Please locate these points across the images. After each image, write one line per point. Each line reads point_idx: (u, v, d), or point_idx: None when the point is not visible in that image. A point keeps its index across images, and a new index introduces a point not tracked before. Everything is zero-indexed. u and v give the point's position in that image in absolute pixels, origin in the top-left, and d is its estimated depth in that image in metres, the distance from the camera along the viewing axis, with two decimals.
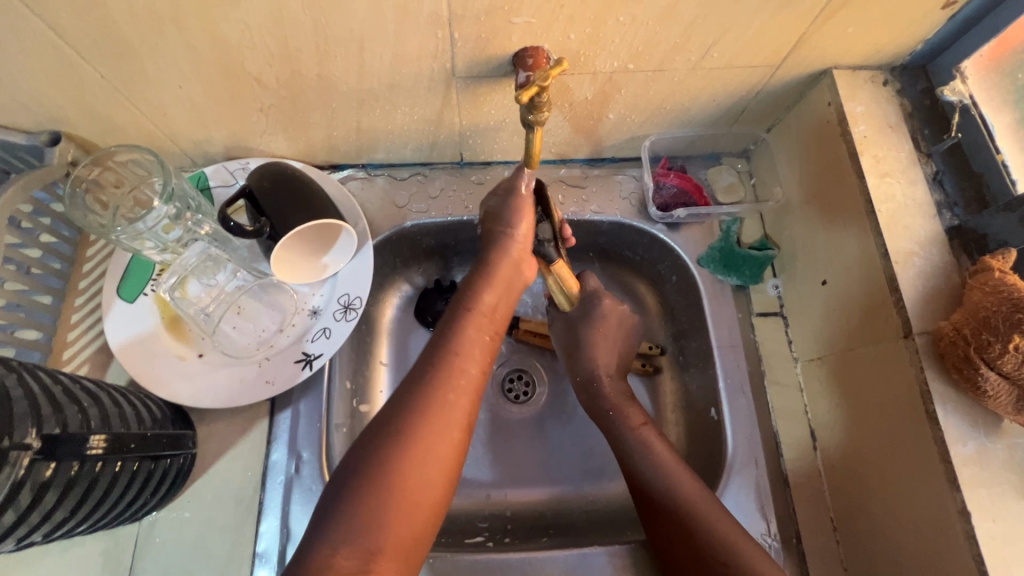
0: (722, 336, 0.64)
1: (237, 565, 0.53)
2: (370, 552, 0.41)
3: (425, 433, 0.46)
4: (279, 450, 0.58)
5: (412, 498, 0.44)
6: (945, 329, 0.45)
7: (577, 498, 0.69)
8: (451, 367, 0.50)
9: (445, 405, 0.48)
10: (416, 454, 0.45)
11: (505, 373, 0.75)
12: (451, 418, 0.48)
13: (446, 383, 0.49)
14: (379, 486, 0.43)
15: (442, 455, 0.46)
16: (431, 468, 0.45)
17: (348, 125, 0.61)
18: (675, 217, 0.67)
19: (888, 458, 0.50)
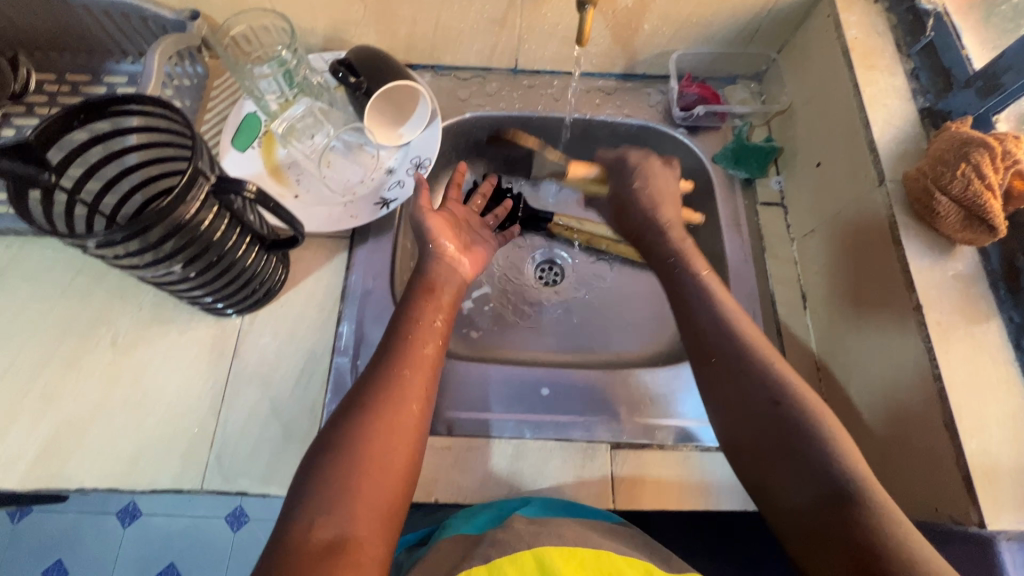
0: (730, 218, 0.75)
1: (320, 355, 0.65)
2: (339, 522, 0.44)
3: (381, 407, 0.51)
4: (357, 275, 0.69)
5: (372, 463, 0.48)
6: (910, 172, 0.56)
7: (598, 359, 0.79)
8: (407, 355, 0.55)
9: (396, 388, 0.52)
10: (374, 427, 0.49)
11: (538, 263, 0.87)
12: (408, 394, 0.53)
13: (398, 362, 0.54)
14: (345, 454, 0.48)
15: (404, 424, 0.51)
16: (390, 442, 0.50)
17: (428, 21, 0.74)
18: (694, 116, 0.79)
19: (875, 330, 0.58)
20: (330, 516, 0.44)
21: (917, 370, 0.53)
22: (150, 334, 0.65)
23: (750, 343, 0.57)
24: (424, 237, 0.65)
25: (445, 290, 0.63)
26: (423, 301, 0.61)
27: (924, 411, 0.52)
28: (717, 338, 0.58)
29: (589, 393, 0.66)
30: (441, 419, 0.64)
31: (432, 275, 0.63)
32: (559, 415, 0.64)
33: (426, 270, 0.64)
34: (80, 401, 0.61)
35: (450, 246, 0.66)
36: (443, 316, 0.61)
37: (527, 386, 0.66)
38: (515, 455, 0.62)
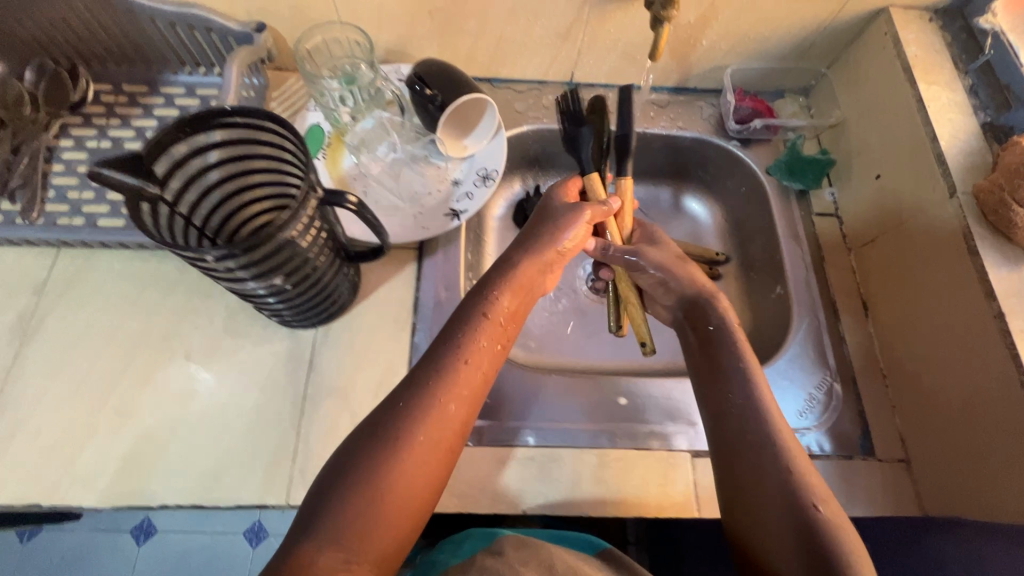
0: (788, 228, 0.77)
1: (397, 366, 0.64)
2: (355, 538, 0.42)
3: (422, 429, 0.47)
4: (428, 286, 0.69)
5: (396, 484, 0.45)
6: (984, 185, 0.58)
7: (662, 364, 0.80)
8: (451, 381, 0.50)
9: (438, 415, 0.49)
10: (401, 450, 0.46)
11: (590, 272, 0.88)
12: (446, 422, 0.49)
13: (448, 393, 0.50)
14: (377, 455, 0.46)
15: (433, 457, 0.47)
16: (421, 465, 0.47)
17: (492, 36, 0.75)
18: (749, 130, 0.80)
19: (948, 324, 0.61)
20: (347, 529, 0.42)
21: (996, 376, 0.55)
22: (224, 346, 0.64)
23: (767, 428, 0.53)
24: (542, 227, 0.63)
25: (511, 295, 0.58)
26: (479, 315, 0.55)
27: (1008, 416, 0.54)
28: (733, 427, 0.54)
29: (664, 401, 0.67)
30: (523, 429, 0.64)
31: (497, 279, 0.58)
32: (638, 423, 0.65)
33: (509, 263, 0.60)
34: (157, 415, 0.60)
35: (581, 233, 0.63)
36: (500, 338, 0.56)
37: (605, 395, 0.67)
38: (598, 464, 0.62)
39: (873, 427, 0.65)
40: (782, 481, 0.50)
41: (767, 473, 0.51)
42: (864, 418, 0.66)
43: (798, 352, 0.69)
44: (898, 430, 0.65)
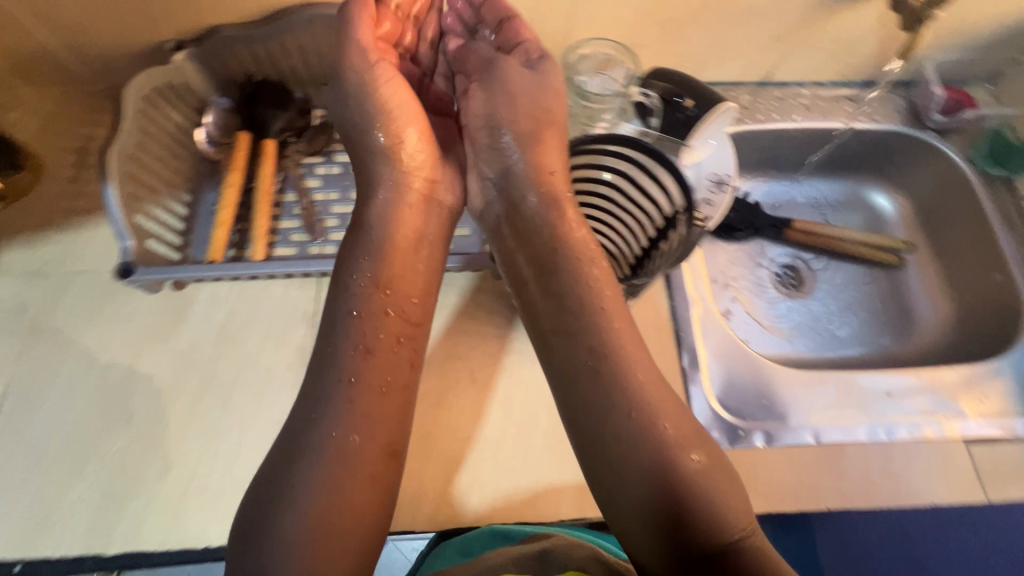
0: (1000, 213, 0.79)
1: (672, 378, 0.66)
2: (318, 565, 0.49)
3: (332, 470, 0.53)
4: (678, 292, 0.71)
5: (330, 528, 0.51)
6: None
7: (862, 351, 0.85)
8: (333, 410, 0.55)
9: (341, 450, 0.54)
10: (326, 480, 0.52)
11: (775, 268, 0.91)
12: (342, 465, 0.53)
13: (351, 425, 0.55)
14: (346, 512, 0.52)
15: (363, 496, 0.53)
16: (357, 488, 0.53)
17: (711, 39, 0.75)
18: (950, 121, 0.82)
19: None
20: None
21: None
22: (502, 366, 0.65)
23: (651, 415, 0.56)
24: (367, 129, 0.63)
25: (403, 280, 0.62)
26: (381, 253, 0.62)
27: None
28: (634, 426, 0.56)
29: (920, 395, 0.69)
30: (802, 427, 0.65)
31: (394, 223, 0.63)
32: (906, 417, 0.67)
33: (363, 227, 0.62)
34: (458, 437, 0.62)
35: (415, 137, 0.64)
36: (415, 303, 0.62)
37: (866, 390, 0.69)
38: (887, 457, 0.63)
39: None
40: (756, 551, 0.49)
41: (632, 443, 0.55)
42: None
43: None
44: None
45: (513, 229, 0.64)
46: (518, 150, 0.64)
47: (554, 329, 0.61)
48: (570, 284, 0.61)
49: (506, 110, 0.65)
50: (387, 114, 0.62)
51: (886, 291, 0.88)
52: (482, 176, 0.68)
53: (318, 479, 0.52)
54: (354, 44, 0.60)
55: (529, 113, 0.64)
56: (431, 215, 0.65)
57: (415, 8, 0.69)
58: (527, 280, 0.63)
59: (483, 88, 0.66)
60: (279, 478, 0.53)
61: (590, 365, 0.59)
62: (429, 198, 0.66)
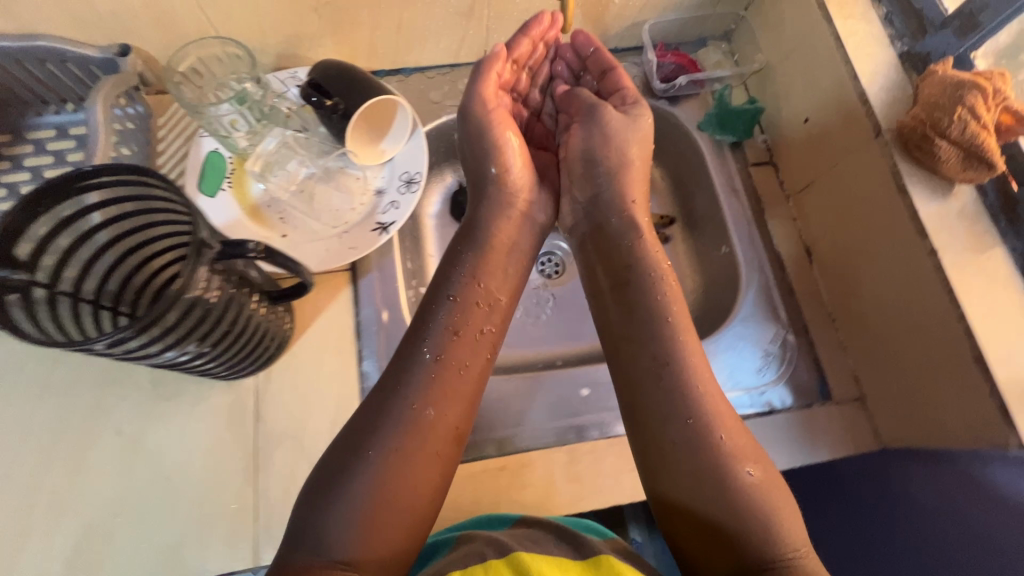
0: (725, 183, 0.76)
1: (348, 402, 0.62)
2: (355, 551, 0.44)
3: (414, 440, 0.50)
4: (367, 307, 0.66)
5: (402, 493, 0.47)
6: (906, 121, 0.57)
7: None
8: (437, 381, 0.53)
9: (419, 422, 0.51)
10: (426, 454, 0.50)
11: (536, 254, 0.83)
12: (443, 423, 0.52)
13: (427, 397, 0.52)
14: (400, 484, 0.48)
15: (432, 469, 0.50)
16: (424, 465, 0.49)
17: (390, 22, 0.68)
18: (675, 88, 0.77)
19: (893, 263, 0.60)
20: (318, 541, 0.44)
21: (943, 318, 0.55)
22: (156, 414, 0.59)
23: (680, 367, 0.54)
24: (483, 160, 0.65)
25: (493, 275, 0.61)
26: (477, 251, 0.62)
27: (952, 346, 0.54)
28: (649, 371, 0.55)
29: None
30: (490, 440, 0.63)
31: (492, 228, 0.63)
32: (606, 412, 0.64)
33: (474, 229, 0.64)
34: (94, 499, 0.56)
35: (516, 140, 0.65)
36: (488, 301, 0.60)
37: (568, 389, 0.65)
38: (570, 460, 0.60)
39: (828, 371, 0.67)
40: (761, 524, 0.47)
41: (670, 395, 0.53)
42: (818, 365, 0.67)
43: (747, 314, 0.69)
44: (852, 370, 0.67)
45: (597, 248, 0.64)
46: (610, 181, 0.65)
47: (618, 323, 0.59)
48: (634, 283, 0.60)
49: (586, 146, 0.66)
50: (492, 120, 0.64)
51: None
52: (573, 198, 0.68)
53: (403, 429, 0.50)
54: (477, 94, 0.64)
55: (634, 144, 0.65)
56: (534, 209, 0.67)
57: (533, 59, 0.69)
58: (625, 282, 0.61)
59: (584, 129, 0.66)
60: (356, 442, 0.49)
61: (641, 342, 0.57)
62: (525, 217, 0.66)
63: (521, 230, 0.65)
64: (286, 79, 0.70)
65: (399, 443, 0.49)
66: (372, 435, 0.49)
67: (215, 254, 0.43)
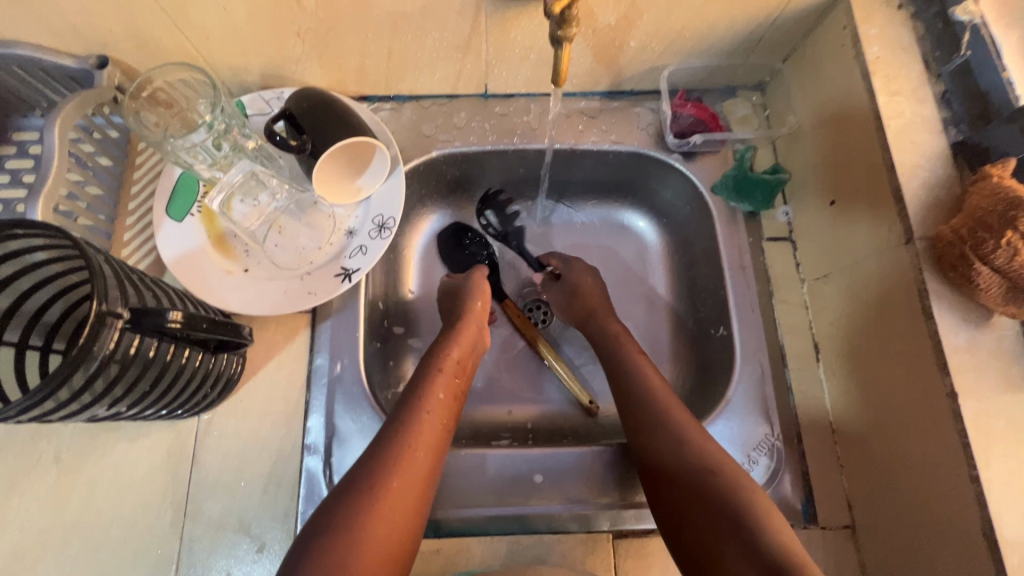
0: (734, 257, 0.67)
1: (287, 456, 0.59)
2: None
3: (394, 463, 0.50)
4: (322, 356, 0.62)
5: (385, 507, 0.47)
6: (945, 232, 0.48)
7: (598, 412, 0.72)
8: (409, 429, 0.52)
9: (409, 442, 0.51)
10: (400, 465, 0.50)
11: (525, 303, 0.77)
12: (416, 459, 0.51)
13: (413, 426, 0.53)
14: (397, 501, 0.48)
15: (417, 485, 0.50)
16: (409, 484, 0.49)
17: (380, 50, 0.63)
18: (692, 144, 0.69)
19: (879, 367, 0.54)
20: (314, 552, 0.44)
21: (950, 469, 0.47)
22: (94, 446, 0.58)
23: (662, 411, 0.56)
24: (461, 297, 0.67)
25: (465, 352, 0.62)
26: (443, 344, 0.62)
27: (958, 505, 0.46)
28: (665, 435, 0.54)
29: (583, 476, 0.61)
30: (428, 518, 0.59)
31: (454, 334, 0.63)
32: (556, 504, 0.59)
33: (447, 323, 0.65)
34: (20, 528, 0.55)
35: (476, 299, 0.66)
36: (454, 373, 0.60)
37: (520, 471, 0.61)
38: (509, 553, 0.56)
39: (816, 490, 0.59)
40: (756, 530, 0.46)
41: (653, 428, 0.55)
42: (807, 482, 0.59)
43: (734, 410, 0.62)
44: (846, 494, 0.59)
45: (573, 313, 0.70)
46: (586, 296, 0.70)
47: (627, 395, 0.59)
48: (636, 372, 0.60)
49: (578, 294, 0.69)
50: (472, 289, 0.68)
51: (644, 338, 0.74)
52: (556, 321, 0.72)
53: (381, 459, 0.50)
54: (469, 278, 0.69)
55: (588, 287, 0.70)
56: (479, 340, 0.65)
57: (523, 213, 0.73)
58: (617, 371, 0.62)
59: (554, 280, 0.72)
60: (357, 480, 0.48)
61: (646, 415, 0.56)
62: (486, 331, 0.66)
63: (477, 350, 0.64)
64: (271, 101, 0.67)
65: (382, 482, 0.48)
66: (371, 472, 0.49)
67: (122, 324, 0.40)
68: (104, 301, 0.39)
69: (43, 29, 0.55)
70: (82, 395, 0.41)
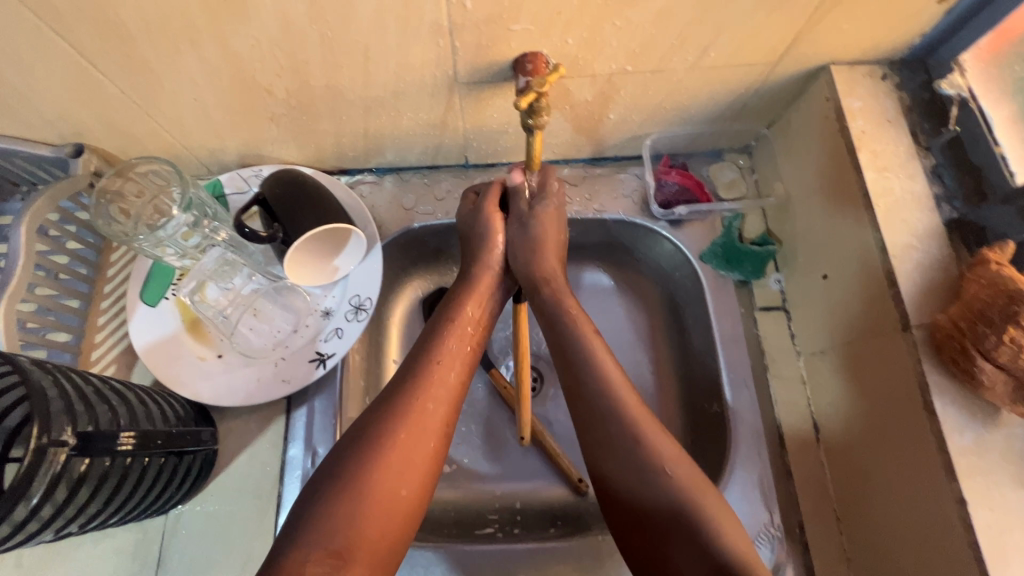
0: (725, 330, 0.64)
1: (258, 556, 0.56)
2: (340, 552, 0.40)
3: (401, 450, 0.46)
4: (296, 446, 0.60)
5: (380, 496, 0.44)
6: (942, 321, 0.46)
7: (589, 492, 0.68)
8: (423, 381, 0.50)
9: (418, 418, 0.48)
10: (402, 459, 0.46)
11: (513, 370, 0.74)
12: (425, 434, 0.47)
13: (425, 395, 0.49)
14: (398, 472, 0.45)
15: (424, 447, 0.47)
16: (417, 439, 0.47)
17: (355, 130, 0.63)
18: (677, 214, 0.67)
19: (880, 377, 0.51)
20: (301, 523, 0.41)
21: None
22: (56, 549, 0.56)
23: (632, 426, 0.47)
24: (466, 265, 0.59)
25: (473, 299, 0.57)
26: (452, 297, 0.57)
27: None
28: (624, 458, 0.46)
29: (570, 573, 0.58)
30: None
31: (461, 295, 0.58)
32: None
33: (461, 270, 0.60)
34: None
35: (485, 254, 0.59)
36: (473, 322, 0.56)
37: (503, 569, 0.58)
38: None
39: None
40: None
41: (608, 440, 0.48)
42: None
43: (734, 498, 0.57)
44: None
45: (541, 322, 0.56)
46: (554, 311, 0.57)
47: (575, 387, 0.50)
48: (592, 355, 0.51)
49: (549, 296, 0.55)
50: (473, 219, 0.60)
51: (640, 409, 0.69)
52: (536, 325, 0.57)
53: (377, 435, 0.46)
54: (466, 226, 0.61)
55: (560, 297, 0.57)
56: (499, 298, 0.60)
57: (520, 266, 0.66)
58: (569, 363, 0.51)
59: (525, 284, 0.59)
60: (367, 433, 0.46)
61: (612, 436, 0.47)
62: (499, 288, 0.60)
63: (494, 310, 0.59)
64: (249, 180, 0.66)
65: (392, 442, 0.46)
66: (382, 427, 0.46)
67: (66, 454, 0.38)
68: (46, 432, 0.37)
69: (15, 124, 0.55)
70: (28, 524, 0.39)
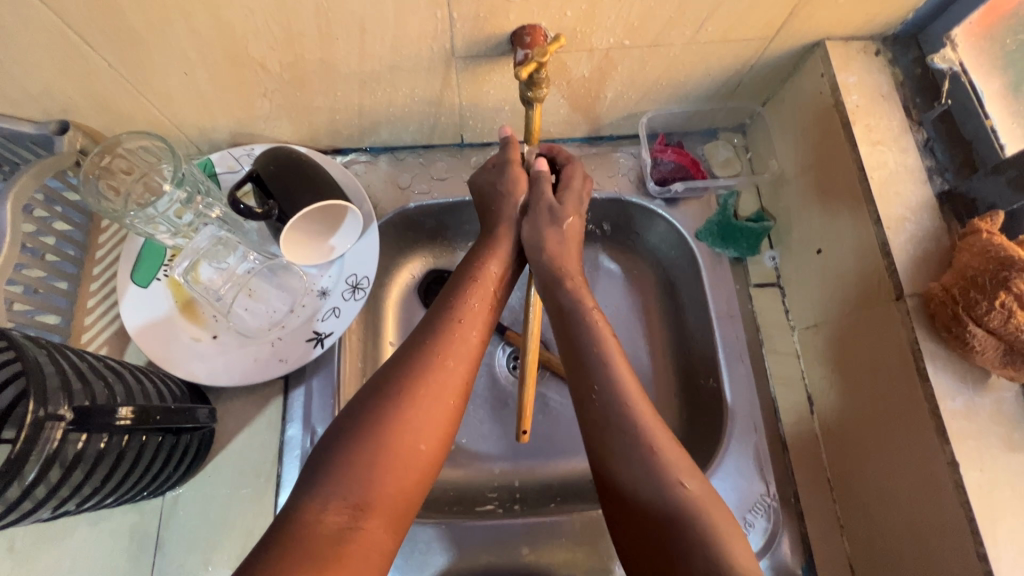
0: (721, 306, 0.65)
1: (258, 536, 0.56)
2: (361, 505, 0.40)
3: (423, 403, 0.46)
4: (295, 426, 0.60)
5: (401, 445, 0.43)
6: (935, 290, 0.46)
7: (588, 468, 0.69)
8: (446, 337, 0.50)
9: (440, 373, 0.48)
10: (422, 413, 0.45)
11: (510, 350, 0.74)
12: (447, 386, 0.47)
13: (446, 352, 0.49)
14: (420, 426, 0.45)
15: (445, 402, 0.47)
16: (438, 396, 0.47)
17: (350, 107, 0.62)
18: (673, 191, 0.68)
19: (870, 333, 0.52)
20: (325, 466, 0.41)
21: (956, 544, 0.44)
22: (48, 534, 0.55)
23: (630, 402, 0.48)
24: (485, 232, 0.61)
25: (494, 259, 0.58)
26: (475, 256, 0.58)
27: (955, 540, 0.44)
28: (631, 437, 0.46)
29: (571, 546, 0.58)
30: None
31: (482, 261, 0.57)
32: None
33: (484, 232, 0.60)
34: None
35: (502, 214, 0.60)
36: (494, 279, 0.56)
37: (504, 544, 0.58)
38: None
39: (817, 555, 0.56)
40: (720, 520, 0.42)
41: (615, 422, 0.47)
42: (807, 546, 0.56)
43: (730, 470, 0.58)
44: (847, 557, 0.55)
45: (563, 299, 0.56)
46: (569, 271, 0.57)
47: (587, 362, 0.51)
48: (610, 349, 0.51)
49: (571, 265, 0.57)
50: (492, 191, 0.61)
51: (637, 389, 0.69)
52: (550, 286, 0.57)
53: (398, 387, 0.46)
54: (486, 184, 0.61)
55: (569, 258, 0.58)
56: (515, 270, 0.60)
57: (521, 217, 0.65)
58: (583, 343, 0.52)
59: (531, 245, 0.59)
60: (387, 387, 0.46)
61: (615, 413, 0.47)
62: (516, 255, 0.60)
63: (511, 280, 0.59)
64: (241, 158, 0.65)
65: (414, 394, 0.46)
66: (404, 381, 0.46)
67: (64, 427, 0.38)
68: (43, 406, 0.37)
69: None
70: (23, 501, 0.38)
